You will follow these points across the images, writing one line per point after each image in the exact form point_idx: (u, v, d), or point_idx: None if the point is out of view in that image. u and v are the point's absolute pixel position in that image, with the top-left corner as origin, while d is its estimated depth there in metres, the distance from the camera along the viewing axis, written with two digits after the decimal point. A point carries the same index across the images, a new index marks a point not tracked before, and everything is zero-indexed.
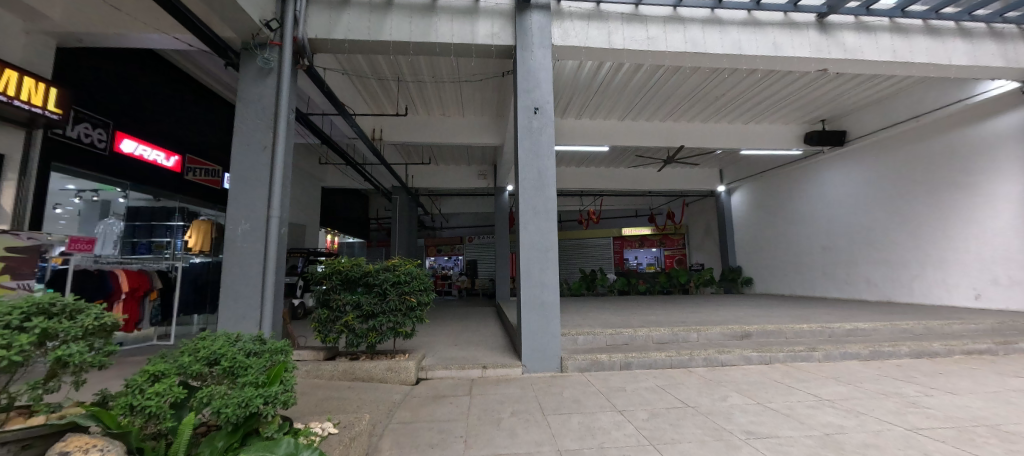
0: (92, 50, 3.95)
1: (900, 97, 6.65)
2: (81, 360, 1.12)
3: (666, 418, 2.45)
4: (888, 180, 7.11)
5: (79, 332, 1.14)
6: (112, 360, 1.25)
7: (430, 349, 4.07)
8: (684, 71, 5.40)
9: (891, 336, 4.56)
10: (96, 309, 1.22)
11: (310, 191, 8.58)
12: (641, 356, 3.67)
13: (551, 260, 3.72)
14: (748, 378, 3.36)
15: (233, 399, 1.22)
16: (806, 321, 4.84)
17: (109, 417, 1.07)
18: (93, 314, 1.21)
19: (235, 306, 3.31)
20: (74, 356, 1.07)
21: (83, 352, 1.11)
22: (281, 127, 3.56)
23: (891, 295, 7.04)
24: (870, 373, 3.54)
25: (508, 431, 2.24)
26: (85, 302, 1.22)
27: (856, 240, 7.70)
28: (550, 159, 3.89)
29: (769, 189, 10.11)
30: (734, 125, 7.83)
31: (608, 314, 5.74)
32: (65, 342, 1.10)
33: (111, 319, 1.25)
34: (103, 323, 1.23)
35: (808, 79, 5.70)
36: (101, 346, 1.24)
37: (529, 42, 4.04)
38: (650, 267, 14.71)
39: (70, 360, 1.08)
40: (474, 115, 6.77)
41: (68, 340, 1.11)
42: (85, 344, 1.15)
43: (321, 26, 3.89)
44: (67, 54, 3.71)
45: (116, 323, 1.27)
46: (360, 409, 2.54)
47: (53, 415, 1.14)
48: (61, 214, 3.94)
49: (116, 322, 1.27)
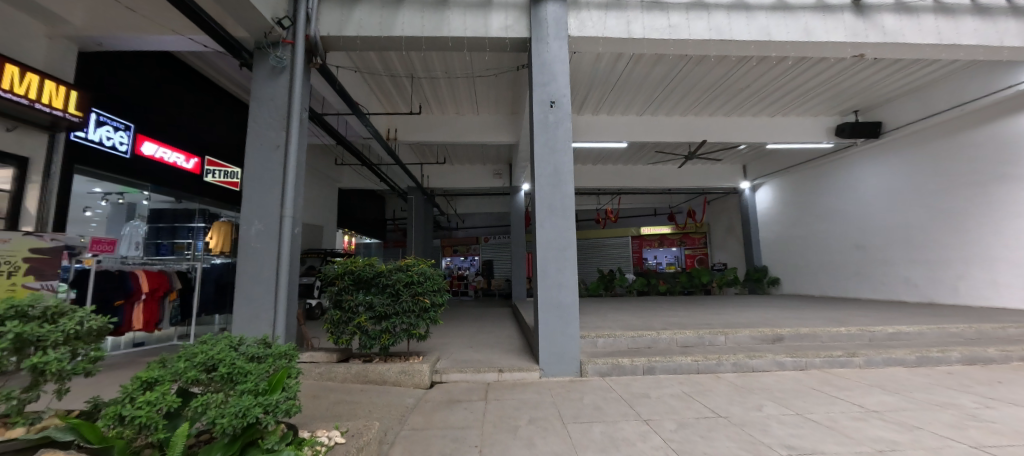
0: (111, 54, 4.02)
1: (941, 85, 6.18)
2: (59, 369, 1.08)
3: (695, 429, 2.25)
4: (928, 174, 6.64)
5: (61, 337, 1.10)
6: (98, 367, 1.21)
7: (444, 351, 3.98)
8: (706, 62, 5.17)
9: (939, 340, 4.19)
10: (80, 313, 1.17)
11: (327, 192, 8.66)
12: (665, 360, 3.47)
13: (569, 259, 3.56)
14: (783, 384, 3.13)
15: (229, 409, 1.14)
16: (843, 324, 4.51)
17: (91, 431, 0.99)
18: (77, 318, 1.16)
19: (249, 307, 3.29)
20: (53, 366, 1.03)
21: (61, 359, 1.06)
22: (294, 126, 3.52)
23: (934, 296, 6.57)
24: (918, 381, 3.23)
25: (524, 440, 2.10)
26: (68, 306, 1.20)
27: (893, 238, 7.23)
28: (567, 154, 3.73)
29: (797, 186, 9.65)
30: (759, 118, 7.49)
31: (628, 315, 5.52)
32: (44, 348, 1.06)
33: (97, 324, 1.20)
34: (86, 327, 1.19)
35: (841, 67, 5.38)
36: (87, 352, 1.21)
37: (544, 34, 3.90)
38: (669, 267, 14.33)
39: (47, 368, 1.03)
40: (488, 113, 6.68)
41: (47, 346, 1.07)
42: (66, 352, 1.10)
43: (332, 23, 3.85)
44: (90, 58, 3.80)
45: (102, 327, 1.22)
46: (371, 414, 2.45)
47: (31, 428, 1.10)
48: (91, 217, 4.15)
49: (101, 326, 1.22)
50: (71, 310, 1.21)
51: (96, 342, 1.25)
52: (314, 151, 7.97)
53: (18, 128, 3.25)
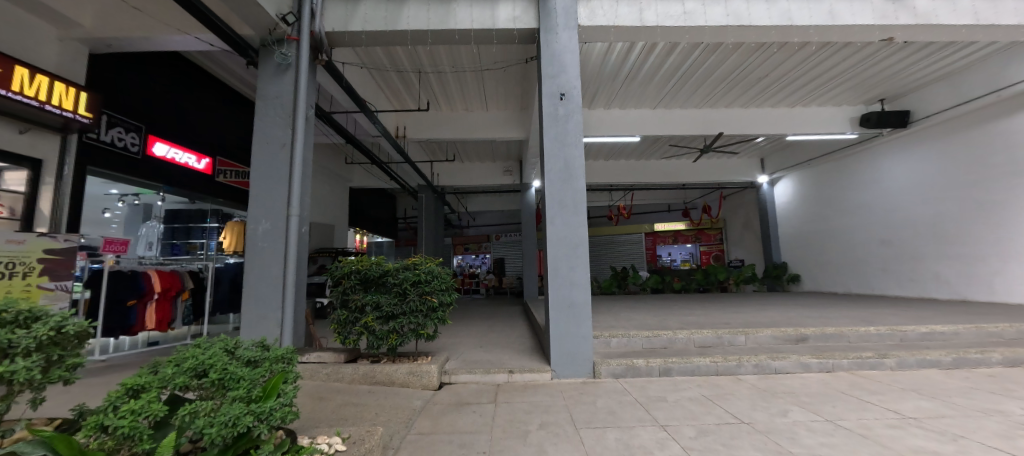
0: (121, 56, 4.04)
1: (976, 70, 5.80)
2: (29, 378, 1.06)
3: (717, 436, 2.08)
4: (962, 164, 6.27)
5: (32, 345, 1.09)
6: (76, 373, 1.23)
7: (454, 351, 3.92)
8: (723, 50, 4.97)
9: (977, 340, 3.92)
10: (55, 319, 1.17)
11: (339, 191, 8.71)
12: (682, 362, 3.33)
13: (581, 256, 3.44)
14: (808, 387, 2.95)
15: (219, 419, 1.13)
16: (871, 323, 4.26)
17: (63, 445, 0.91)
18: (49, 324, 1.15)
19: (257, 307, 3.27)
20: (21, 376, 1.01)
21: (29, 369, 1.04)
22: (299, 124, 3.48)
23: (968, 293, 6.23)
24: (957, 385, 2.96)
25: (535, 447, 2.00)
26: (42, 310, 1.20)
27: (923, 232, 6.89)
28: (578, 148, 3.60)
29: (818, 179, 9.28)
30: (778, 109, 7.21)
31: (643, 314, 5.36)
32: (14, 356, 1.05)
33: (74, 328, 1.21)
34: (62, 332, 1.19)
35: (867, 53, 5.12)
36: (63, 358, 1.21)
37: (553, 24, 3.78)
38: (684, 263, 14.05)
39: (13, 378, 1.01)
40: (498, 109, 6.59)
41: (17, 354, 1.06)
42: (37, 360, 1.09)
43: (337, 19, 3.78)
44: (101, 61, 3.84)
45: (79, 331, 1.23)
46: (378, 417, 2.39)
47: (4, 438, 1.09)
48: (111, 218, 4.33)
49: (79, 330, 1.23)
50: (44, 313, 1.21)
51: (74, 347, 1.26)
52: (325, 150, 7.99)
53: (31, 130, 3.31)
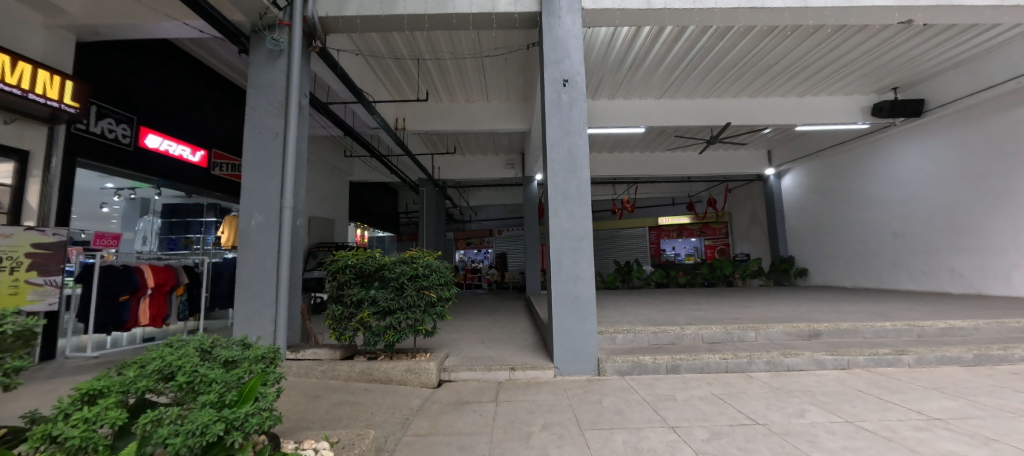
0: (109, 44, 3.90)
1: (996, 55, 5.54)
2: None
3: (731, 439, 1.95)
4: (981, 154, 6.03)
5: None
6: (19, 379, 1.15)
7: (454, 347, 3.81)
8: (732, 36, 4.78)
9: (998, 336, 3.73)
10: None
11: (339, 186, 8.59)
12: (691, 359, 3.20)
13: (585, 249, 3.31)
14: (824, 386, 2.81)
15: (185, 427, 1.04)
16: (887, 318, 4.09)
17: None
18: None
19: (251, 303, 3.16)
20: None
21: None
22: (292, 113, 3.34)
23: (983, 287, 6.07)
24: (981, 383, 2.78)
25: (538, 450, 1.88)
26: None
27: (937, 224, 6.69)
28: (582, 136, 3.45)
29: (828, 170, 9.04)
30: (788, 98, 7.00)
31: (648, 309, 5.22)
32: None
33: (14, 327, 1.12)
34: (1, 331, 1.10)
35: (884, 37, 4.88)
36: (4, 361, 1.12)
37: (556, 7, 3.61)
38: (688, 257, 13.87)
39: None
40: (499, 99, 6.43)
41: None
42: None
43: (331, 3, 3.61)
44: (89, 50, 3.71)
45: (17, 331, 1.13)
46: (373, 417, 2.30)
47: None
48: (109, 213, 4.40)
49: (23, 330, 1.15)
50: None
51: (15, 349, 1.17)
52: (324, 143, 7.86)
53: (17, 121, 3.23)
